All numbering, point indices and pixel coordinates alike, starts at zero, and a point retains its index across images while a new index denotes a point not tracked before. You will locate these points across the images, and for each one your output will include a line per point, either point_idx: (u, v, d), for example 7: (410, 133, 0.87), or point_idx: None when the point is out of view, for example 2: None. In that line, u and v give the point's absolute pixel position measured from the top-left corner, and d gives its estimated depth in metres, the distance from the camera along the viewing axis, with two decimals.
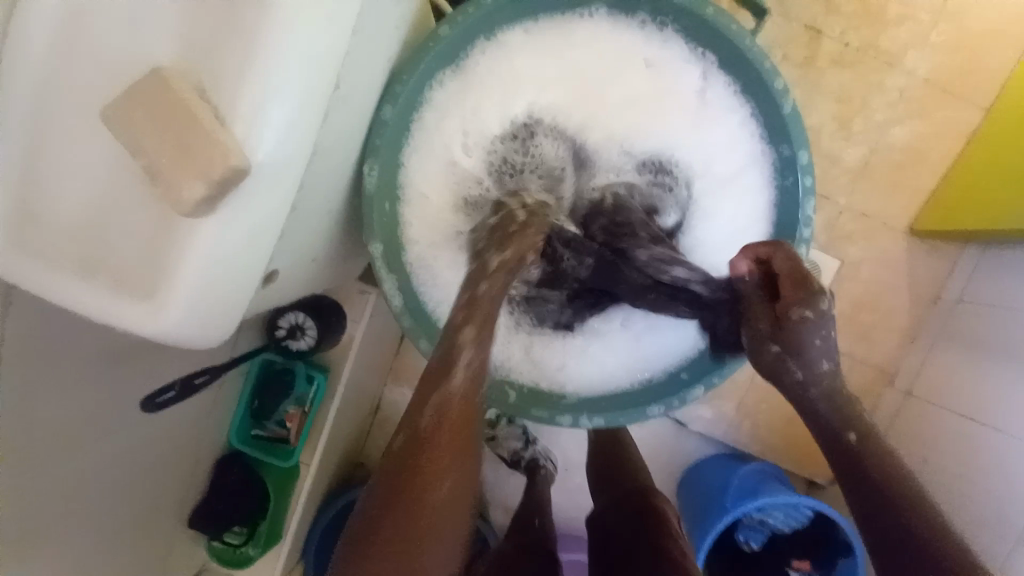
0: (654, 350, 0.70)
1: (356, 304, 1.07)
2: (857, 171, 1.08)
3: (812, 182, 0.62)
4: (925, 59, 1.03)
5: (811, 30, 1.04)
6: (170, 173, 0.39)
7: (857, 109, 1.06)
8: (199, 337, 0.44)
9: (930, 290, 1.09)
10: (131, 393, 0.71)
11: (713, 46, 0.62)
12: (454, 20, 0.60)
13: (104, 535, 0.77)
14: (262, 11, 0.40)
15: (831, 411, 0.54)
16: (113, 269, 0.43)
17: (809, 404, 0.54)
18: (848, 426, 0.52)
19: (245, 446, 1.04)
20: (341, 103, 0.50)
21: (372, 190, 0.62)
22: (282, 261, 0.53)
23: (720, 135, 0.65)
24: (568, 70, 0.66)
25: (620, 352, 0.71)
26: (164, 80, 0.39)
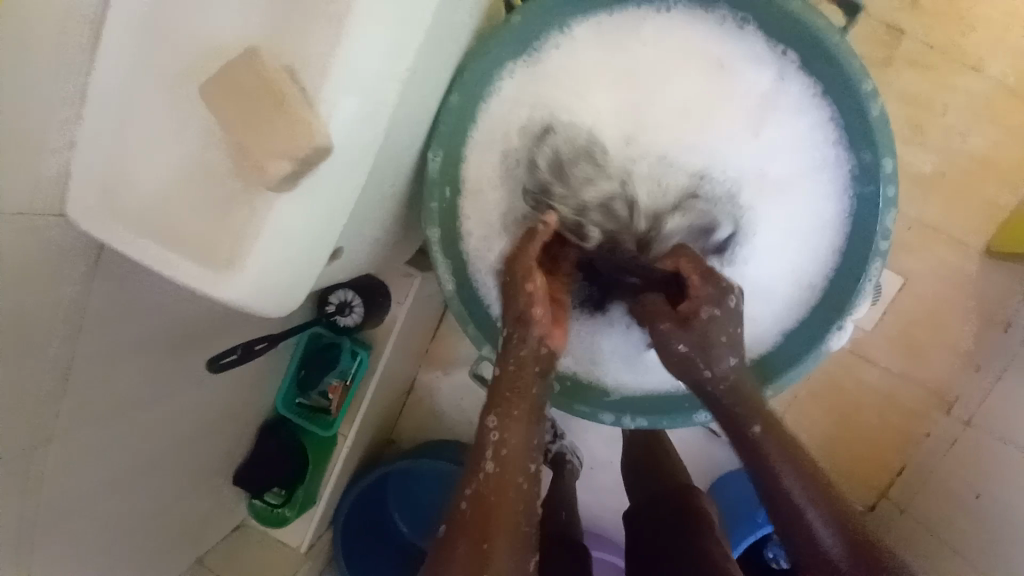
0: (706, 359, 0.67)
1: (399, 286, 1.10)
2: (931, 182, 1.01)
3: (894, 193, 0.58)
4: (1021, 64, 0.95)
5: (893, 29, 0.98)
6: (259, 148, 0.41)
7: (935, 115, 0.99)
8: (268, 307, 0.47)
9: (1003, 313, 1.01)
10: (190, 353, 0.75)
11: (795, 45, 0.60)
12: (528, 9, 0.60)
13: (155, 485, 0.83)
14: None
15: (794, 470, 0.55)
16: (197, 238, 0.46)
17: (770, 463, 0.56)
18: (784, 458, 0.56)
19: (290, 413, 1.09)
20: (415, 87, 0.51)
21: (434, 175, 0.63)
22: (346, 240, 0.54)
23: (795, 137, 0.62)
24: (639, 62, 0.64)
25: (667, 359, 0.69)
26: (256, 62, 0.41)
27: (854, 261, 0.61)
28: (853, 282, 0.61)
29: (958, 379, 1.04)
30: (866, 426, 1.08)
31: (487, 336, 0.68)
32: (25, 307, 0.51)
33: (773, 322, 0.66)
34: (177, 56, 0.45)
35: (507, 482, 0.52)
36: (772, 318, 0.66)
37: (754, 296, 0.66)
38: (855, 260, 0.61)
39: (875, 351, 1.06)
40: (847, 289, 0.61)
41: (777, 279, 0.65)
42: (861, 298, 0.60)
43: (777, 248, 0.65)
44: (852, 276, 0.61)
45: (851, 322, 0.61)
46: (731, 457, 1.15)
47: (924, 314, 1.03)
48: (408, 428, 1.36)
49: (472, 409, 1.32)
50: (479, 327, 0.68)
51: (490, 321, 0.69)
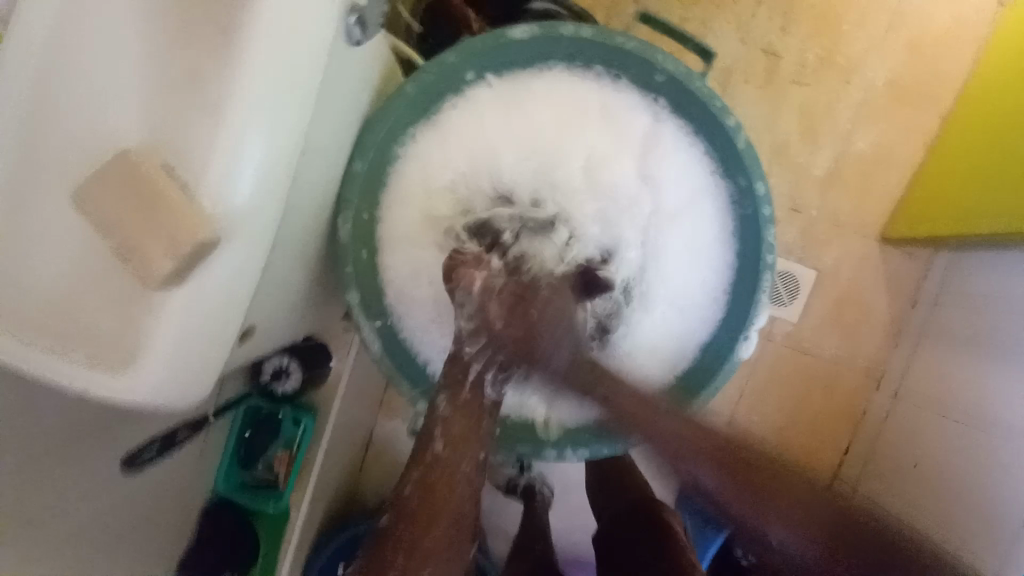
0: (635, 383, 0.70)
1: (341, 339, 1.07)
2: (823, 183, 1.11)
3: (770, 212, 0.64)
4: (878, 74, 1.09)
5: (768, 53, 1.09)
6: (142, 247, 0.40)
7: (821, 123, 1.10)
8: (176, 400, 0.45)
9: (909, 290, 1.12)
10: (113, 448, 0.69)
11: (665, 90, 0.66)
12: (419, 76, 0.63)
13: None
14: (227, 85, 0.42)
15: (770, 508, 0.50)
16: (91, 337, 0.43)
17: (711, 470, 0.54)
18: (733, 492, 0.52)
19: (234, 493, 1.03)
20: (311, 160, 0.51)
21: (347, 240, 0.64)
22: (258, 316, 0.53)
23: (680, 170, 0.68)
24: (532, 116, 0.68)
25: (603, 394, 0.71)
26: (133, 158, 0.40)
27: (749, 277, 0.66)
28: (749, 294, 0.66)
29: (880, 355, 1.13)
30: (810, 411, 1.15)
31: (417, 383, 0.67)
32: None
33: (684, 342, 0.70)
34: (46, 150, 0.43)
35: (451, 473, 0.55)
36: (683, 338, 0.70)
37: (666, 316, 0.69)
38: (748, 274, 0.66)
39: (807, 340, 1.14)
40: (746, 302, 0.66)
41: (684, 300, 0.69)
42: (760, 308, 0.65)
43: (679, 272, 0.69)
44: (749, 290, 0.66)
45: (755, 332, 0.66)
46: None
47: (839, 301, 1.13)
48: (371, 484, 1.31)
49: None
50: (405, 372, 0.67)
51: (421, 373, 0.68)
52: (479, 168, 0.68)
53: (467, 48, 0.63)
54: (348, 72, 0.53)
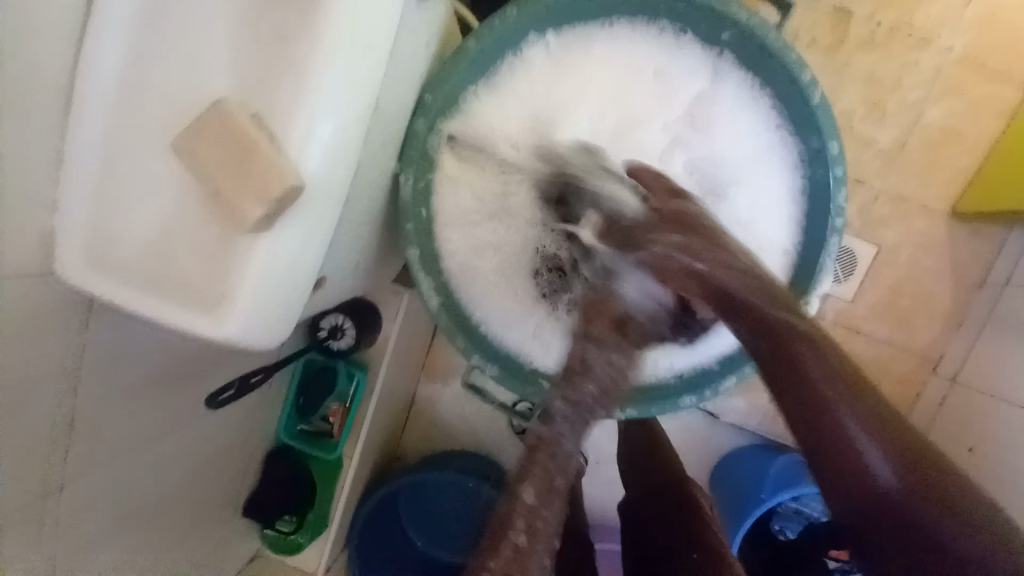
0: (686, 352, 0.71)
1: (389, 304, 1.11)
2: (891, 152, 1.05)
3: (842, 174, 0.62)
4: (965, 31, 0.99)
5: (841, 9, 1.01)
6: (234, 199, 0.43)
7: (891, 88, 1.03)
8: (258, 342, 0.49)
9: (977, 272, 1.05)
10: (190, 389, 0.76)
11: (733, 45, 0.63)
12: (482, 34, 0.62)
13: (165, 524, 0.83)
14: (306, 38, 0.43)
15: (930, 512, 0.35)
16: (183, 281, 0.47)
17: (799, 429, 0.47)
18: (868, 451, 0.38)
19: (292, 440, 1.12)
20: (380, 118, 0.53)
21: (408, 199, 0.66)
22: (328, 268, 0.57)
23: (745, 126, 0.66)
24: (592, 73, 0.67)
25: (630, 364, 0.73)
26: (223, 110, 0.43)
27: (815, 240, 0.65)
28: (815, 260, 0.65)
29: (940, 338, 1.08)
30: None
31: (458, 325, 0.70)
32: (18, 368, 0.52)
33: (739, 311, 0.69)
34: (143, 111, 0.46)
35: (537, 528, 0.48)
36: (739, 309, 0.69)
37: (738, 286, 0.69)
38: (814, 238, 0.65)
39: (859, 321, 1.10)
40: (812, 266, 0.65)
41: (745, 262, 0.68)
42: (825, 274, 0.64)
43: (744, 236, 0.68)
44: (814, 254, 0.65)
45: (817, 298, 0.65)
46: (731, 438, 1.19)
47: (899, 279, 1.07)
48: (412, 443, 1.38)
49: (474, 418, 1.34)
50: (445, 303, 0.70)
51: (474, 328, 0.71)
52: (537, 127, 0.68)
53: (530, 3, 0.62)
54: (417, 29, 0.53)
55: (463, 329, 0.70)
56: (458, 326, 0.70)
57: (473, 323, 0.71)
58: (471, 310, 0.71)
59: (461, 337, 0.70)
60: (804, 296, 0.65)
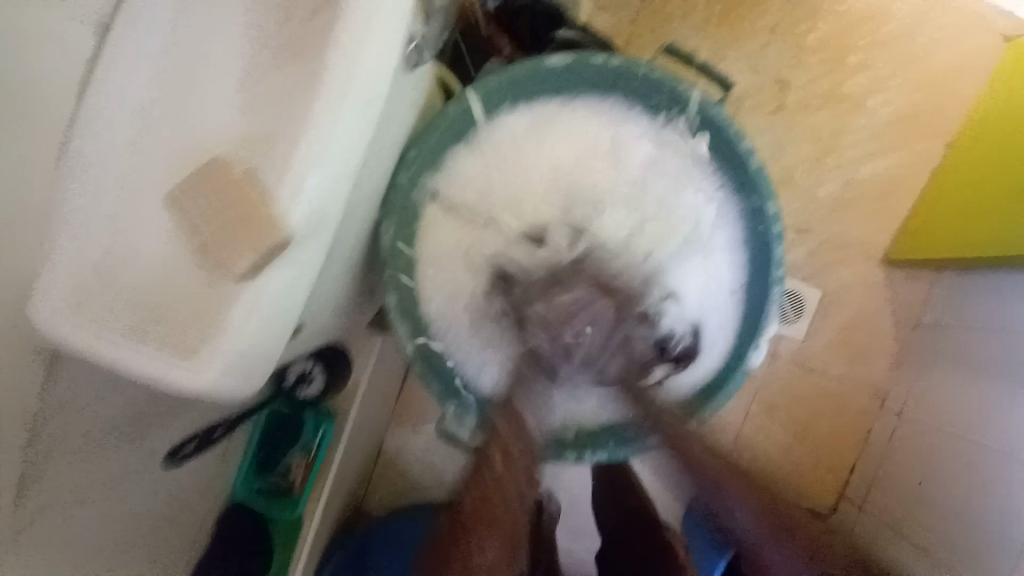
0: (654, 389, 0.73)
1: (363, 348, 1.10)
2: (829, 207, 1.16)
3: (780, 230, 0.69)
4: (883, 105, 1.15)
5: (779, 82, 1.15)
6: (227, 247, 0.45)
7: (827, 149, 1.16)
8: (236, 386, 0.49)
9: (912, 314, 1.16)
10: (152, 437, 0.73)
11: (679, 116, 0.71)
12: (461, 100, 0.68)
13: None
14: (306, 103, 0.47)
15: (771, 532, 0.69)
16: (168, 326, 0.48)
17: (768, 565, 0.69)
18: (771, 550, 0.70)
19: (251, 494, 1.06)
20: (366, 173, 0.57)
21: (389, 246, 0.69)
22: (310, 313, 0.58)
23: (692, 187, 0.74)
24: (559, 135, 0.73)
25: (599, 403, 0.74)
26: (223, 166, 0.46)
27: (760, 286, 0.71)
28: (761, 307, 0.71)
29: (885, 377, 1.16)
30: (814, 429, 1.17)
31: (433, 369, 0.72)
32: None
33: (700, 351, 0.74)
34: (138, 163, 0.48)
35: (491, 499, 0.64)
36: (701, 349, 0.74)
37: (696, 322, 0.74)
38: (760, 287, 0.71)
39: (812, 360, 1.17)
40: (758, 310, 0.71)
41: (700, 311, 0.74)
42: (770, 318, 0.70)
43: (697, 286, 0.74)
44: (761, 299, 0.71)
45: (765, 342, 0.71)
46: None
47: (845, 321, 1.16)
48: (381, 493, 1.33)
49: (446, 464, 1.32)
50: (420, 347, 0.72)
51: (449, 373, 0.73)
52: (510, 184, 0.74)
53: (505, 75, 0.68)
54: (402, 96, 0.59)
55: (440, 375, 0.72)
56: (433, 370, 0.71)
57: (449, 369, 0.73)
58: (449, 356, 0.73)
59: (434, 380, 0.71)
60: (753, 341, 0.71)
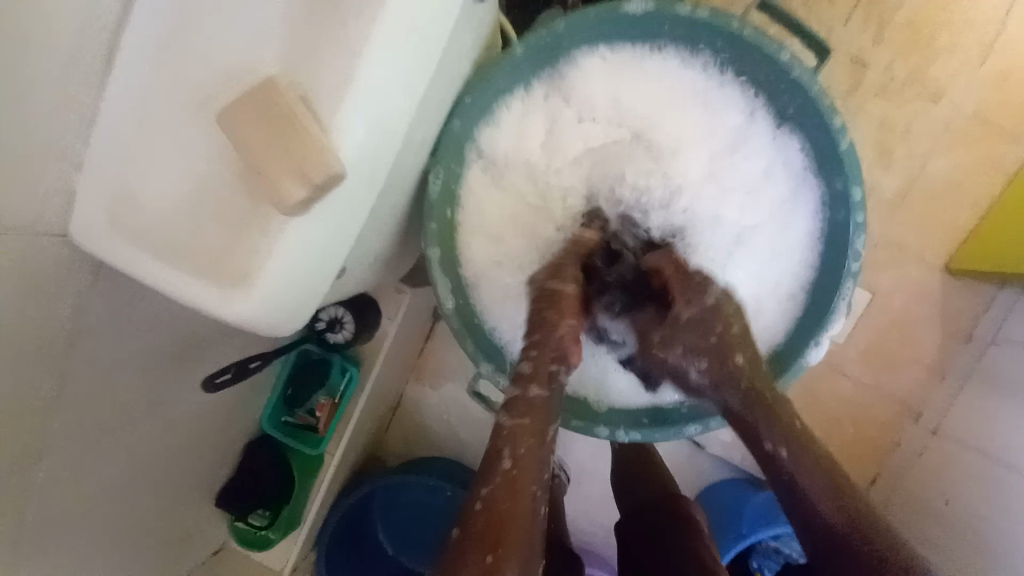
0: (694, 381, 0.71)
1: (389, 301, 1.10)
2: (894, 204, 1.08)
3: (863, 219, 0.63)
4: (974, 95, 1.04)
5: (856, 61, 1.05)
6: (273, 180, 0.43)
7: (896, 141, 1.06)
8: (275, 324, 0.48)
9: (964, 326, 1.08)
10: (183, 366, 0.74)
11: (769, 83, 0.65)
12: (527, 41, 0.63)
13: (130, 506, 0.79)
14: (361, 21, 0.42)
15: (820, 489, 0.49)
16: (206, 256, 0.46)
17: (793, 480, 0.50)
18: (775, 435, 0.52)
19: (275, 431, 1.08)
20: (422, 113, 0.53)
21: (435, 196, 0.65)
22: (352, 257, 0.56)
23: (769, 162, 0.69)
24: (635, 92, 0.69)
25: (633, 384, 0.73)
26: (273, 89, 0.42)
27: (829, 280, 0.67)
28: (829, 301, 0.66)
29: (928, 388, 1.10)
30: (840, 435, 1.13)
31: (470, 331, 0.70)
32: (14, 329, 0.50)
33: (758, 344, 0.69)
34: (184, 80, 0.46)
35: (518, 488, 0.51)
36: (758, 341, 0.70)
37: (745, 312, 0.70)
38: (829, 280, 0.66)
39: (850, 364, 1.12)
40: (824, 305, 0.66)
41: (759, 301, 0.70)
42: (836, 315, 0.65)
43: (762, 269, 0.70)
44: (828, 293, 0.66)
45: (828, 338, 0.65)
46: (716, 471, 1.17)
47: (893, 326, 1.10)
48: (394, 444, 1.36)
49: (460, 424, 1.32)
50: (460, 305, 0.70)
51: (484, 334, 0.71)
52: (562, 136, 0.70)
53: (582, 17, 0.63)
54: (468, 32, 0.54)
55: (479, 342, 0.70)
56: (470, 331, 0.69)
57: (489, 336, 0.72)
58: (486, 321, 0.72)
59: (476, 349, 0.70)
60: (813, 338, 0.66)
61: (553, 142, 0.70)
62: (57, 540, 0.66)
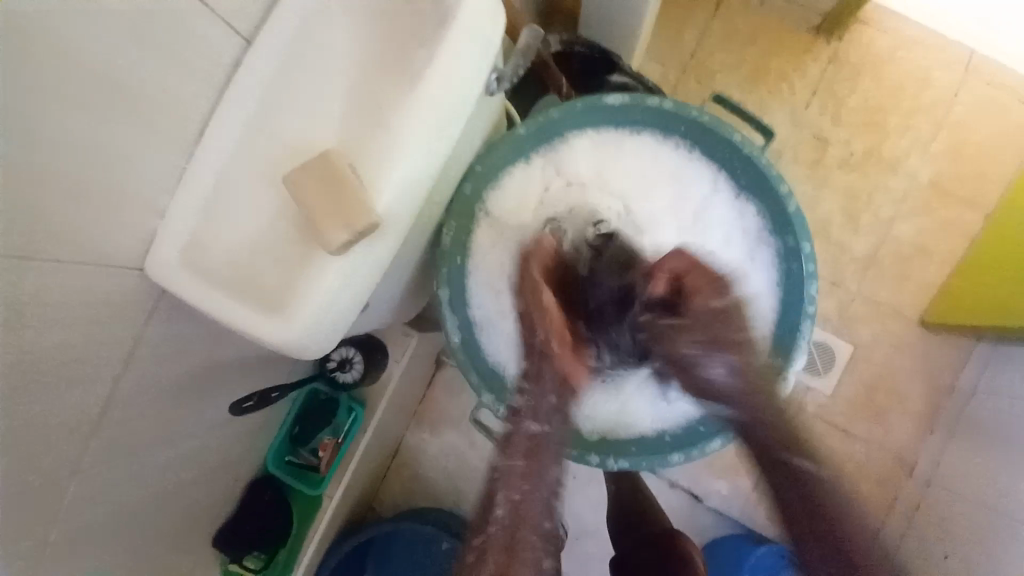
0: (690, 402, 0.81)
1: (398, 345, 1.17)
2: (864, 263, 1.18)
3: (814, 269, 0.74)
4: (924, 169, 1.18)
5: (819, 139, 1.20)
6: (324, 227, 0.53)
7: (860, 207, 1.19)
8: (314, 346, 0.58)
9: (943, 378, 1.15)
10: (211, 395, 0.81)
11: (729, 159, 0.78)
12: (529, 123, 0.77)
13: (139, 534, 0.82)
14: (403, 113, 0.55)
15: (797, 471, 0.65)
16: (267, 290, 0.58)
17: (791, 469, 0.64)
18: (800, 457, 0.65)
19: (279, 471, 1.12)
20: (441, 179, 0.65)
21: (448, 246, 0.76)
22: (375, 295, 0.65)
23: (734, 223, 0.80)
24: (618, 165, 0.82)
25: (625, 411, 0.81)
26: (329, 158, 0.54)
27: (790, 325, 0.76)
28: (791, 340, 0.76)
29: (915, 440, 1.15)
30: None
31: (474, 365, 0.79)
32: (78, 349, 0.56)
33: (733, 375, 0.80)
34: (258, 150, 0.57)
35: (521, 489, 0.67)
36: (733, 373, 0.80)
37: None
38: (790, 323, 0.76)
39: (837, 413, 1.17)
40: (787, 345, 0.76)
41: None
42: (798, 354, 0.74)
43: None
44: (790, 335, 0.76)
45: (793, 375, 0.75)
46: (713, 522, 1.19)
47: (873, 377, 1.16)
48: (395, 491, 1.37)
49: (461, 471, 1.35)
50: (465, 341, 0.79)
51: (486, 369, 0.80)
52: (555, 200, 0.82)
53: (571, 107, 0.77)
54: (483, 115, 0.68)
55: (482, 374, 0.79)
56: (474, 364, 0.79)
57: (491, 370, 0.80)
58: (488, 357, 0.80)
59: (480, 381, 0.78)
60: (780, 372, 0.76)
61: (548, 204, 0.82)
62: (71, 561, 0.69)
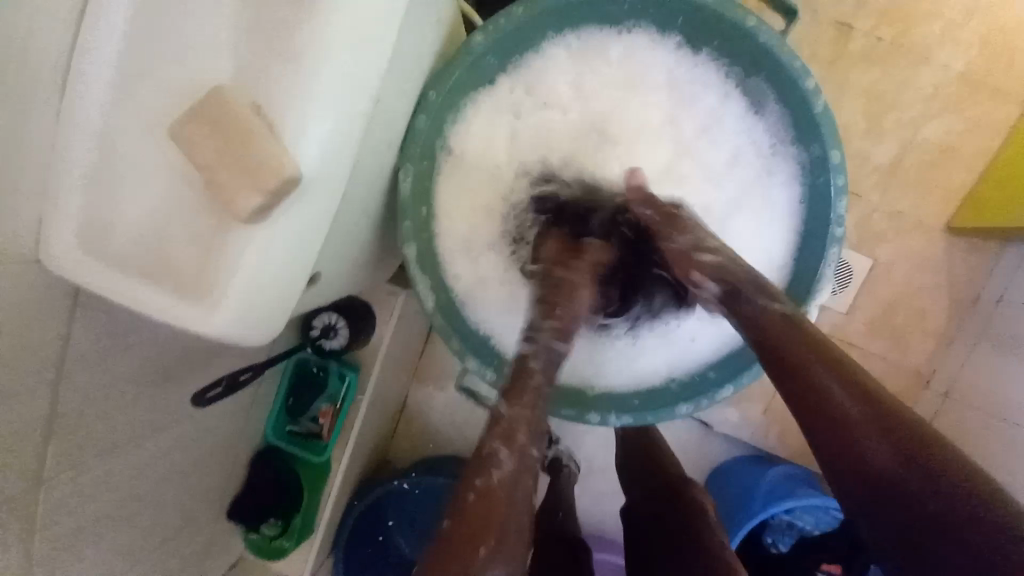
0: (699, 349, 0.73)
1: (384, 306, 1.09)
2: (888, 167, 1.05)
3: (844, 182, 0.63)
4: (961, 50, 1.01)
5: (839, 25, 1.02)
6: (226, 190, 0.43)
7: (887, 105, 1.04)
8: (251, 335, 0.48)
9: (970, 289, 1.06)
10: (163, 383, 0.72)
11: (742, 58, 0.65)
12: (487, 30, 0.63)
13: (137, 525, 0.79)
14: (307, 26, 0.42)
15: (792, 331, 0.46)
16: (179, 271, 0.47)
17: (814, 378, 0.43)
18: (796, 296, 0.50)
19: (281, 441, 1.07)
20: (378, 117, 0.52)
21: (407, 195, 0.66)
22: (324, 264, 0.55)
23: (744, 135, 0.68)
24: (601, 74, 0.68)
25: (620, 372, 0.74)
26: (223, 102, 0.42)
27: (815, 248, 0.66)
28: (814, 267, 0.66)
29: (937, 353, 1.08)
30: None
31: (455, 328, 0.70)
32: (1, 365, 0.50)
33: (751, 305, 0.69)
34: (143, 100, 0.46)
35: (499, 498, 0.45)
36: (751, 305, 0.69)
37: None
38: (814, 246, 0.66)
39: (853, 334, 1.09)
40: (811, 273, 0.66)
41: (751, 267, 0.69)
42: (824, 281, 0.65)
43: (752, 233, 0.68)
44: (815, 261, 0.66)
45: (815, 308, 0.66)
46: (723, 451, 1.17)
47: (896, 290, 1.07)
48: (403, 448, 1.36)
49: (466, 423, 1.32)
50: (448, 316, 0.70)
51: (471, 330, 0.71)
52: (525, 122, 0.69)
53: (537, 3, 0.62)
54: (422, 27, 0.54)
55: (468, 339, 0.70)
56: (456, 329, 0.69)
57: (479, 335, 0.71)
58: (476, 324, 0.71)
59: (465, 348, 0.70)
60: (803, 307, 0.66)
61: (520, 134, 0.70)
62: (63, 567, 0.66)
